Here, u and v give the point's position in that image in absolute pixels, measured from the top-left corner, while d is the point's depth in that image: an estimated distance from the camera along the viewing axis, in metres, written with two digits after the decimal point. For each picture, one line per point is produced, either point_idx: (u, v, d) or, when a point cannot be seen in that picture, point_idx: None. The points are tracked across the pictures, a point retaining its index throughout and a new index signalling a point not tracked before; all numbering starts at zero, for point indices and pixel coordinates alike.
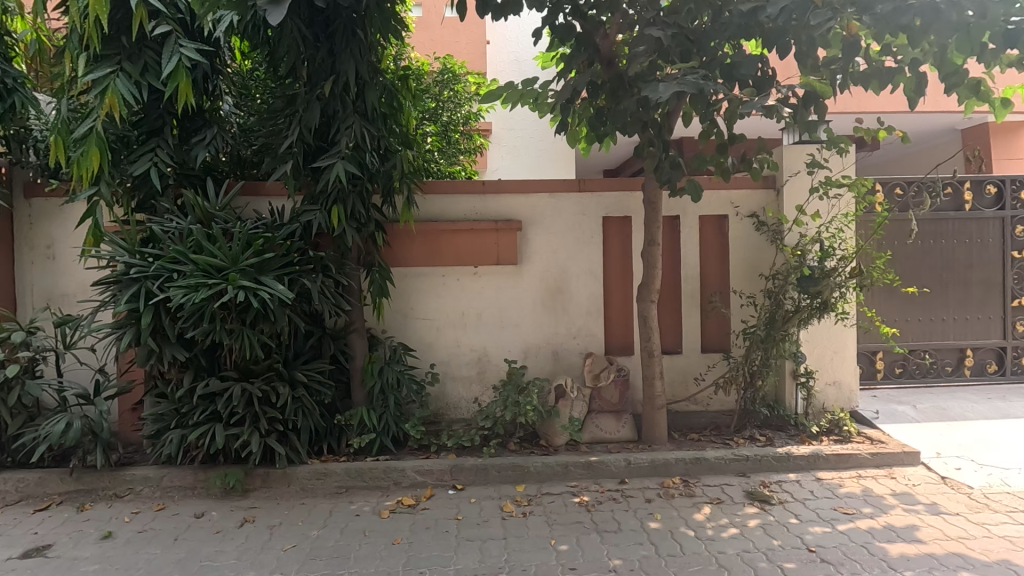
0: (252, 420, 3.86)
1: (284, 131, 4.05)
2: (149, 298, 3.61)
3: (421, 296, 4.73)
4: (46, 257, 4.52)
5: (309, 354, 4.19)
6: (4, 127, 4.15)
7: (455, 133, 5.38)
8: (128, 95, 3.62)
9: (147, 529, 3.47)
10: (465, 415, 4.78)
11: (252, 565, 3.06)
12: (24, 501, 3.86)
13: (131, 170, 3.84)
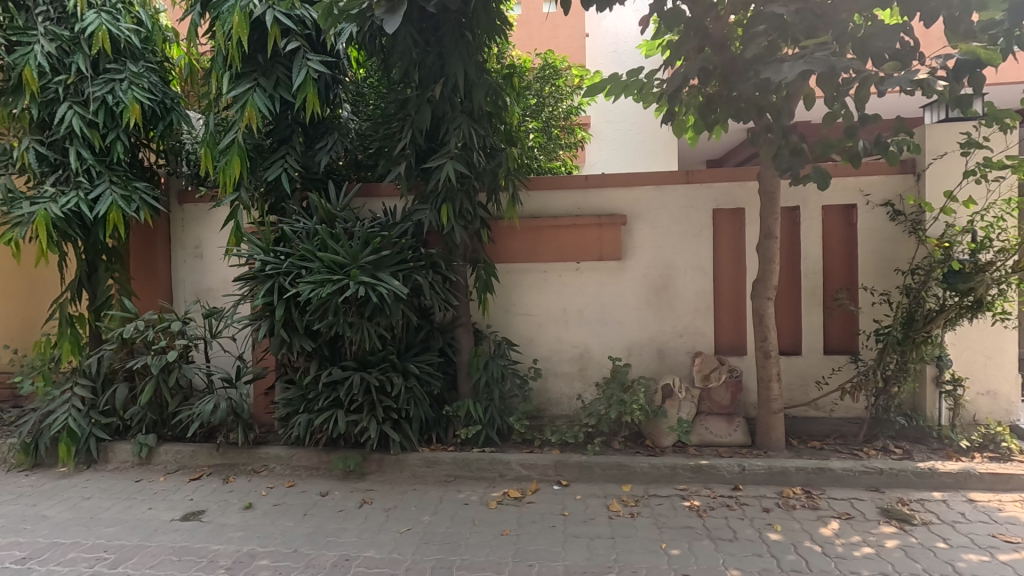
0: (370, 408, 4.11)
1: (397, 134, 4.26)
2: (281, 292, 3.95)
3: (523, 292, 4.77)
4: (195, 256, 5.11)
5: (419, 346, 4.39)
6: (164, 142, 4.72)
7: (556, 129, 5.37)
8: (264, 108, 3.98)
9: (281, 503, 3.81)
10: (567, 411, 4.77)
11: (372, 543, 3.26)
12: (181, 470, 4.40)
13: (266, 176, 4.22)
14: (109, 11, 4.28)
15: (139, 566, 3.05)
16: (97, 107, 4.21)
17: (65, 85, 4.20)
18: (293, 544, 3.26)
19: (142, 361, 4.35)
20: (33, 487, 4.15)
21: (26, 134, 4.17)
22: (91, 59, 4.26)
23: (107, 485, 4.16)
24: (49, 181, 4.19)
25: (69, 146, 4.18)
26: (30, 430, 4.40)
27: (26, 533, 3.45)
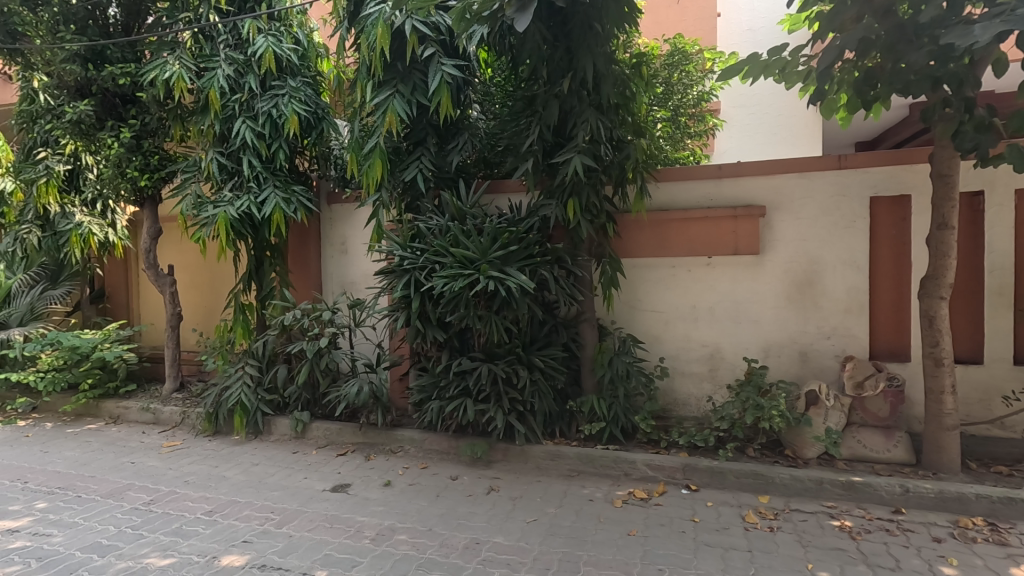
0: (497, 398, 4.23)
1: (525, 131, 4.32)
2: (417, 286, 4.19)
3: (650, 288, 4.63)
4: (341, 251, 5.62)
5: (544, 340, 4.43)
6: (316, 149, 5.22)
7: (685, 116, 5.13)
8: (402, 113, 4.24)
9: (416, 483, 4.07)
10: (695, 413, 4.55)
11: (501, 530, 3.36)
12: (329, 445, 4.87)
13: (403, 177, 4.50)
14: (273, 35, 4.82)
15: (299, 529, 3.42)
16: (265, 120, 4.76)
17: (240, 102, 4.80)
18: (428, 523, 3.46)
19: (299, 346, 4.87)
20: (215, 451, 4.84)
21: (210, 146, 4.81)
22: (260, 78, 4.83)
23: (272, 454, 4.73)
24: (227, 187, 4.81)
25: (243, 156, 4.77)
26: (213, 402, 5.12)
27: (212, 490, 4.03)
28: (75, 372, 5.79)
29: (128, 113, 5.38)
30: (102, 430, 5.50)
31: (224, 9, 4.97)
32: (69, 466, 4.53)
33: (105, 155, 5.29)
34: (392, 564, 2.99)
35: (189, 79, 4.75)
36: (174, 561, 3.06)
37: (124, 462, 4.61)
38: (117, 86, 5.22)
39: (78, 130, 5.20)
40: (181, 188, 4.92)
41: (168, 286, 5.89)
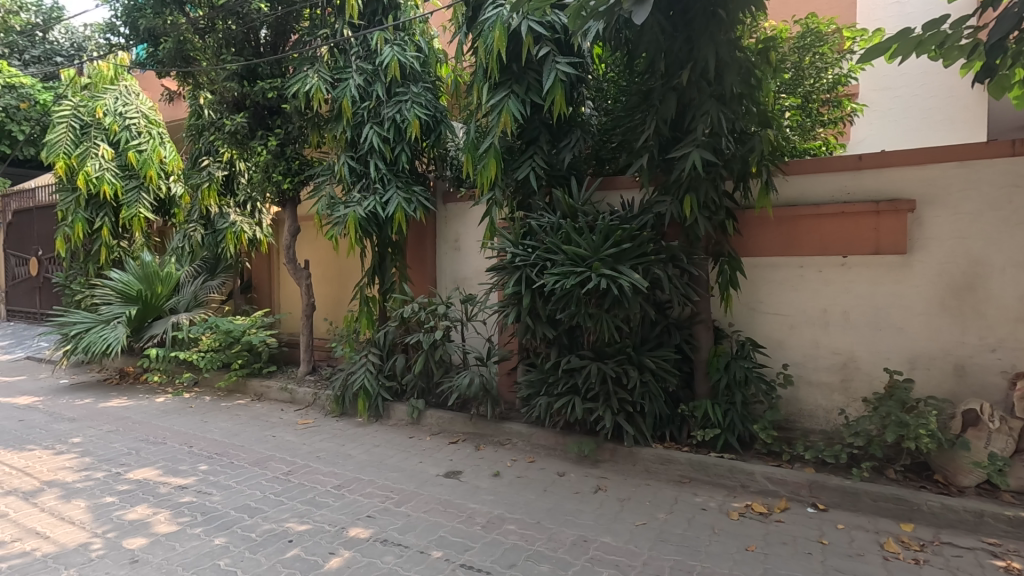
0: (605, 398, 4.19)
1: (640, 126, 4.22)
2: (528, 283, 4.26)
3: (773, 289, 4.33)
4: (454, 248, 5.87)
5: (655, 341, 4.31)
6: (435, 150, 5.49)
7: (818, 103, 4.73)
8: (517, 112, 4.31)
9: (524, 476, 4.15)
10: (824, 426, 4.19)
11: (609, 530, 3.33)
12: (442, 433, 5.12)
13: (516, 175, 4.59)
14: (398, 44, 5.14)
15: (417, 509, 3.63)
16: (390, 125, 5.09)
17: (368, 109, 5.16)
18: (537, 516, 3.52)
19: (417, 337, 5.16)
20: (342, 430, 5.28)
21: (342, 151, 5.22)
22: (386, 86, 5.16)
23: (390, 437, 5.06)
24: (356, 188, 5.19)
25: (370, 159, 5.14)
26: (340, 385, 5.59)
27: (340, 467, 4.40)
28: (228, 353, 6.59)
29: (275, 123, 6.02)
30: (249, 406, 6.22)
31: (356, 23, 5.38)
32: (224, 435, 5.18)
33: (256, 161, 5.96)
34: (502, 553, 3.08)
35: (326, 90, 5.19)
36: (309, 527, 3.38)
37: (267, 435, 5.18)
38: (266, 100, 5.85)
39: (235, 139, 5.90)
40: (317, 190, 5.40)
41: (304, 279, 6.52)
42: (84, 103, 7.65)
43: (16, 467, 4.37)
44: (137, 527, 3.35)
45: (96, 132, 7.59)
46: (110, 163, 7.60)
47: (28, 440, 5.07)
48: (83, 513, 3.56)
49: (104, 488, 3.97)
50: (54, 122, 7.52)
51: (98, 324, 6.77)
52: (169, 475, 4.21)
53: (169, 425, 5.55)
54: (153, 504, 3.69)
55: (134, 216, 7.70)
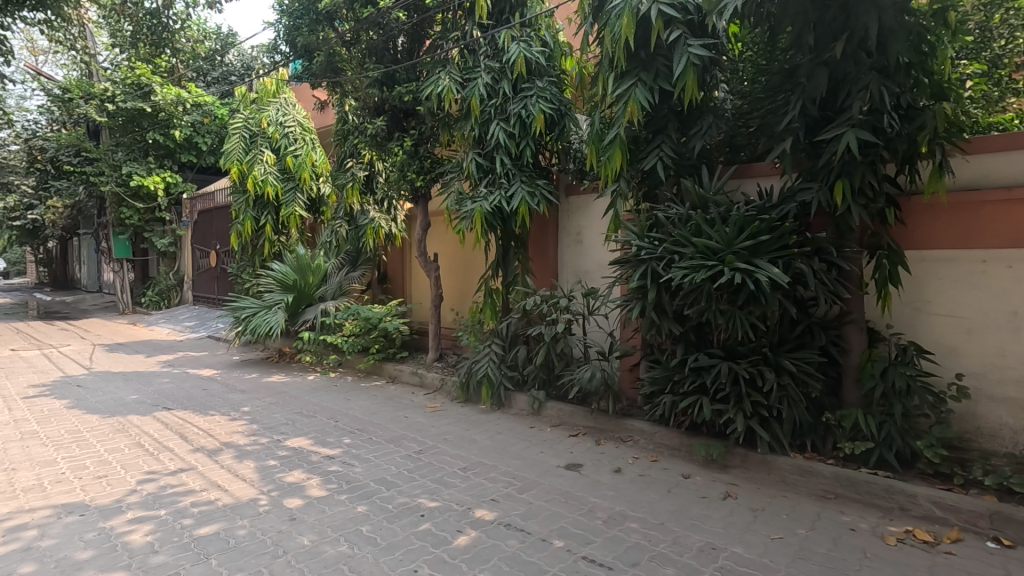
0: (737, 400, 3.94)
1: (783, 108, 3.87)
2: (653, 276, 4.13)
3: (945, 287, 3.77)
4: (576, 241, 5.90)
5: (796, 342, 3.96)
6: (558, 144, 5.50)
7: (1009, 68, 4.01)
8: (645, 101, 4.14)
9: (647, 474, 4.04)
10: (1008, 449, 3.58)
11: (740, 541, 3.12)
12: (562, 425, 5.16)
13: (642, 166, 4.42)
14: (525, 40, 5.22)
15: (538, 498, 3.69)
16: (515, 121, 5.18)
17: (495, 106, 5.30)
18: (661, 516, 3.41)
19: (539, 330, 5.24)
20: (467, 416, 5.53)
21: (470, 148, 5.42)
22: (512, 83, 5.27)
23: (512, 425, 5.20)
24: (483, 184, 5.35)
25: (496, 155, 5.28)
26: (466, 372, 5.84)
27: (465, 450, 4.61)
28: (366, 338, 7.20)
29: (409, 125, 6.43)
30: (384, 387, 6.75)
31: (485, 23, 5.56)
32: (364, 413, 5.67)
33: (394, 161, 6.41)
34: (625, 550, 3.03)
35: (456, 90, 5.41)
36: (438, 504, 3.59)
37: (401, 416, 5.58)
38: (402, 103, 6.26)
39: (375, 142, 6.39)
40: (447, 186, 5.66)
41: (434, 271, 6.91)
42: (253, 116, 8.74)
43: (202, 428, 5.16)
44: (294, 489, 3.80)
45: (262, 141, 8.65)
46: (273, 168, 8.62)
47: (211, 406, 5.95)
48: (253, 472, 4.10)
49: (268, 452, 4.54)
50: (230, 133, 8.67)
51: (262, 308, 7.74)
52: (319, 445, 4.71)
53: (318, 401, 6.20)
54: (306, 470, 4.15)
55: (291, 214, 8.67)
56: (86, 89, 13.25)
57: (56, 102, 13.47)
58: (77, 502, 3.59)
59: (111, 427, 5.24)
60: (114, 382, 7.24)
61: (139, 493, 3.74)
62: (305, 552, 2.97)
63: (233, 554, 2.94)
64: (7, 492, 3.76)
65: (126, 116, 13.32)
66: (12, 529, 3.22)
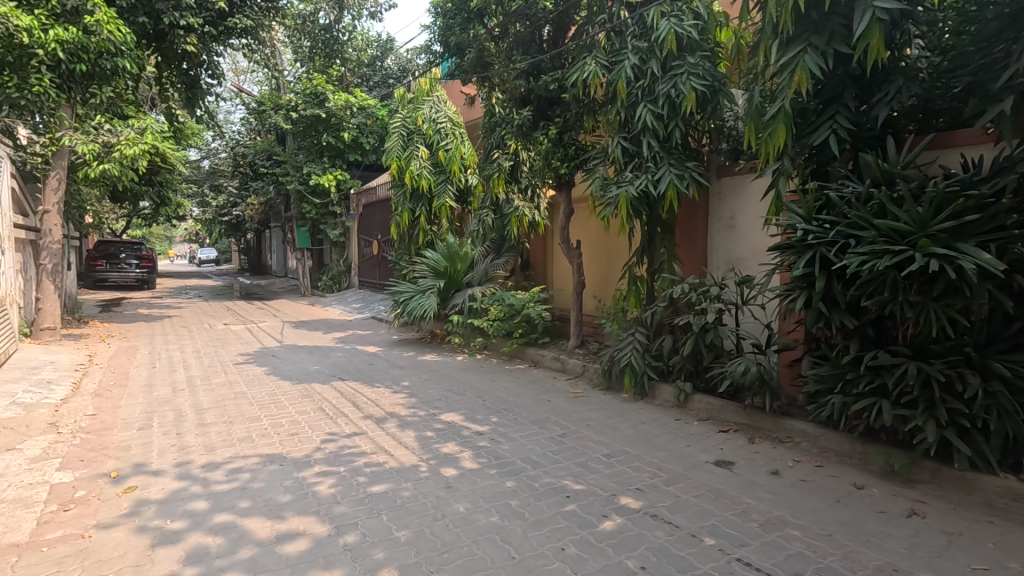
0: (928, 406, 3.42)
1: (1001, 61, 3.24)
2: (823, 263, 3.72)
3: None
4: (728, 227, 5.62)
5: (1010, 342, 3.33)
6: (711, 123, 5.17)
7: None
8: (816, 68, 3.70)
9: (810, 480, 3.70)
10: None
11: (930, 566, 2.73)
12: (711, 420, 4.91)
13: (812, 141, 3.98)
14: (676, 15, 4.93)
15: (686, 492, 3.57)
16: (664, 101, 4.96)
17: (642, 87, 5.11)
18: (828, 527, 3.10)
19: (686, 319, 5.03)
20: (609, 403, 5.51)
21: (615, 133, 5.30)
22: (661, 62, 5.03)
23: (657, 416, 5.06)
24: (628, 170, 5.20)
25: (643, 138, 5.11)
26: (608, 360, 5.80)
27: (608, 437, 4.60)
28: (510, 323, 7.47)
29: (554, 113, 6.47)
30: (527, 371, 6.98)
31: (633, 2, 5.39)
32: (509, 395, 5.92)
33: (539, 150, 6.53)
34: (785, 558, 2.82)
35: (602, 74, 5.30)
36: (583, 488, 3.64)
37: (544, 399, 5.74)
38: (547, 92, 6.33)
39: (521, 132, 6.53)
40: (591, 173, 5.59)
41: (576, 258, 6.94)
42: (410, 114, 9.44)
43: (370, 399, 5.78)
44: (449, 460, 4.10)
45: (418, 137, 9.33)
46: (426, 162, 9.26)
47: (376, 379, 6.64)
48: (413, 441, 4.51)
49: (426, 424, 4.95)
50: (391, 131, 9.45)
51: (418, 293, 8.42)
52: (469, 422, 5.03)
53: (467, 380, 6.61)
54: (459, 444, 4.46)
55: (442, 204, 9.28)
56: (276, 101, 15.37)
57: (253, 114, 15.82)
58: (277, 453, 4.25)
59: (299, 393, 6.10)
60: (300, 354, 8.40)
61: (323, 450, 4.32)
62: (460, 519, 3.20)
63: (400, 512, 3.28)
64: (227, 440, 4.57)
65: (305, 122, 15.22)
66: (232, 471, 3.92)
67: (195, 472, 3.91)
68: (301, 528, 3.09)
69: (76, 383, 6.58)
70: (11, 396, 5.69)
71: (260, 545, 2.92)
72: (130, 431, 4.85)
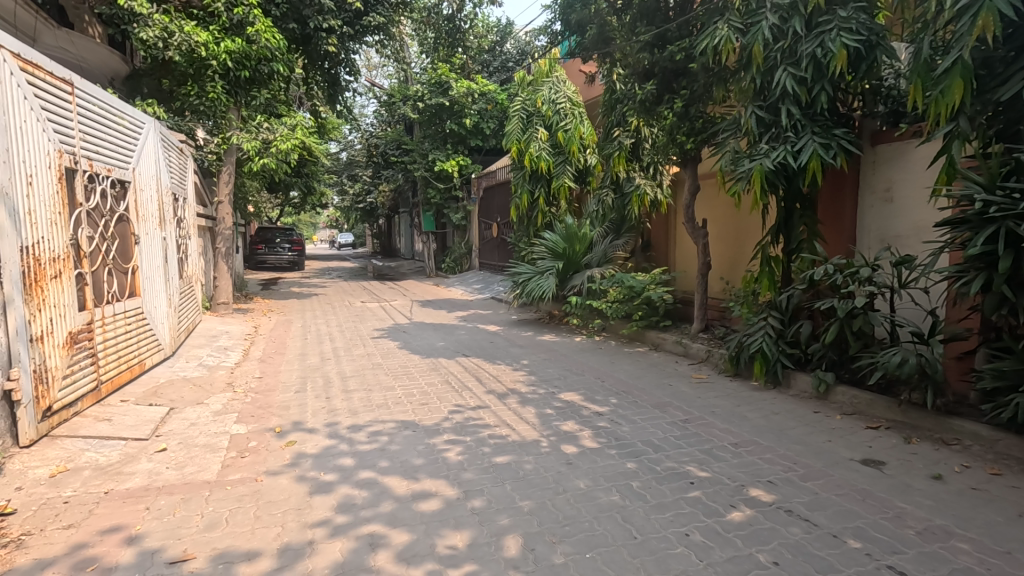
0: None
1: None
2: (1009, 239, 3.19)
3: None
4: (884, 200, 5.00)
5: None
6: (864, 83, 4.60)
7: None
8: (1007, 8, 3.11)
9: (983, 489, 3.22)
10: None
11: None
12: (857, 414, 4.45)
13: (998, 97, 3.39)
14: None
15: (827, 490, 3.29)
16: (808, 63, 4.48)
17: (783, 49, 4.65)
18: (1006, 544, 2.70)
19: (830, 303, 4.58)
20: (737, 391, 5.21)
21: (748, 102, 4.90)
22: (805, 19, 4.53)
23: (792, 407, 4.70)
24: (764, 141, 4.81)
25: (782, 106, 4.67)
26: (736, 345, 5.48)
27: (736, 426, 4.37)
28: (630, 305, 7.32)
29: (679, 85, 6.11)
30: (648, 354, 6.83)
31: None
32: (629, 377, 5.84)
33: (663, 125, 6.26)
34: (948, 572, 2.50)
35: (735, 38, 4.90)
36: (708, 475, 3.51)
37: (666, 383, 5.58)
38: (673, 63, 5.97)
39: (643, 107, 6.32)
40: (721, 147, 5.23)
41: (702, 238, 6.60)
42: (530, 97, 9.53)
43: (493, 375, 6.02)
44: (569, 438, 4.16)
45: (537, 120, 9.40)
46: (545, 144, 9.31)
47: (497, 357, 6.90)
48: (533, 417, 4.64)
49: (546, 401, 5.06)
50: (511, 115, 9.60)
51: (536, 274, 8.55)
52: (589, 402, 5.04)
53: (586, 361, 6.62)
54: (579, 422, 4.51)
55: (561, 185, 9.29)
56: (404, 93, 16.32)
57: (385, 106, 16.94)
58: (410, 420, 4.61)
59: (428, 366, 6.54)
60: (428, 331, 8.96)
61: (451, 420, 4.60)
62: (581, 495, 3.25)
63: (523, 483, 3.41)
64: (368, 406, 5.04)
65: (431, 111, 15.99)
66: (373, 433, 4.32)
67: (342, 432, 4.37)
68: (434, 490, 3.34)
69: (246, 350, 7.63)
70: (199, 358, 6.76)
71: (398, 500, 3.20)
72: (288, 393, 5.53)
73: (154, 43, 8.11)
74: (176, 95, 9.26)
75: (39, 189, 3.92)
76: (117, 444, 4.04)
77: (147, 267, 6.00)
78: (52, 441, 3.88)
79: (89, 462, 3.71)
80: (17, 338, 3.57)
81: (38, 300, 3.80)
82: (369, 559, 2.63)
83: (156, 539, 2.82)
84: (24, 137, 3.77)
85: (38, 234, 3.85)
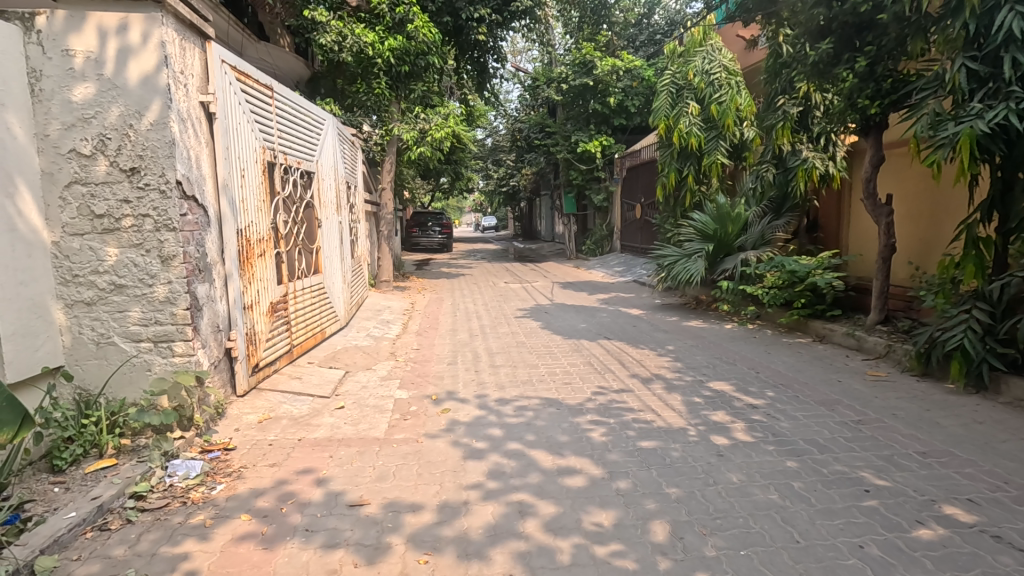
0: None
1: None
2: None
3: None
4: None
5: None
6: None
7: None
8: None
9: None
10: None
11: None
12: None
13: None
14: None
15: None
16: None
17: None
18: None
19: None
20: (926, 393, 4.52)
21: (957, 53, 4.12)
22: None
23: (1003, 417, 3.95)
24: (977, 99, 4.05)
25: (1005, 54, 3.88)
26: (926, 341, 4.75)
27: (924, 432, 3.80)
28: (791, 291, 6.68)
29: (865, 41, 5.30)
30: (811, 345, 6.20)
31: None
32: (788, 369, 5.37)
33: (841, 88, 5.53)
34: None
35: None
36: (888, 484, 3.11)
37: (833, 378, 5.03)
38: (857, 16, 5.15)
39: (816, 70, 5.63)
40: (916, 109, 4.49)
41: (885, 217, 5.76)
42: (680, 70, 9.04)
43: (636, 359, 5.91)
44: (720, 429, 3.95)
45: (688, 93, 8.90)
46: (697, 118, 8.80)
47: (641, 341, 6.75)
48: (680, 404, 4.48)
49: (694, 389, 4.84)
50: (659, 90, 9.18)
51: (684, 257, 8.17)
52: (741, 393, 4.73)
53: (737, 349, 6.21)
54: (730, 414, 4.25)
55: (712, 162, 8.70)
56: (548, 76, 16.42)
57: (529, 90, 17.21)
58: (554, 398, 4.72)
59: (569, 347, 6.62)
60: (569, 312, 9.06)
61: (594, 401, 4.62)
62: (735, 489, 3.08)
63: (670, 471, 3.32)
64: (514, 381, 5.26)
65: (575, 92, 15.88)
66: (519, 408, 4.51)
67: (491, 404, 4.61)
68: (579, 467, 3.39)
69: (405, 324, 8.38)
70: (367, 329, 7.57)
71: (545, 473, 3.31)
72: (442, 365, 5.98)
73: (331, 47, 9.01)
74: (347, 93, 10.29)
75: (249, 180, 4.64)
76: (307, 399, 4.71)
77: (327, 247, 6.85)
78: (259, 393, 4.62)
79: (287, 413, 4.38)
80: (235, 306, 4.30)
81: (249, 274, 4.53)
82: (519, 525, 2.77)
83: (339, 484, 3.25)
84: (239, 136, 4.47)
85: (249, 219, 4.57)
